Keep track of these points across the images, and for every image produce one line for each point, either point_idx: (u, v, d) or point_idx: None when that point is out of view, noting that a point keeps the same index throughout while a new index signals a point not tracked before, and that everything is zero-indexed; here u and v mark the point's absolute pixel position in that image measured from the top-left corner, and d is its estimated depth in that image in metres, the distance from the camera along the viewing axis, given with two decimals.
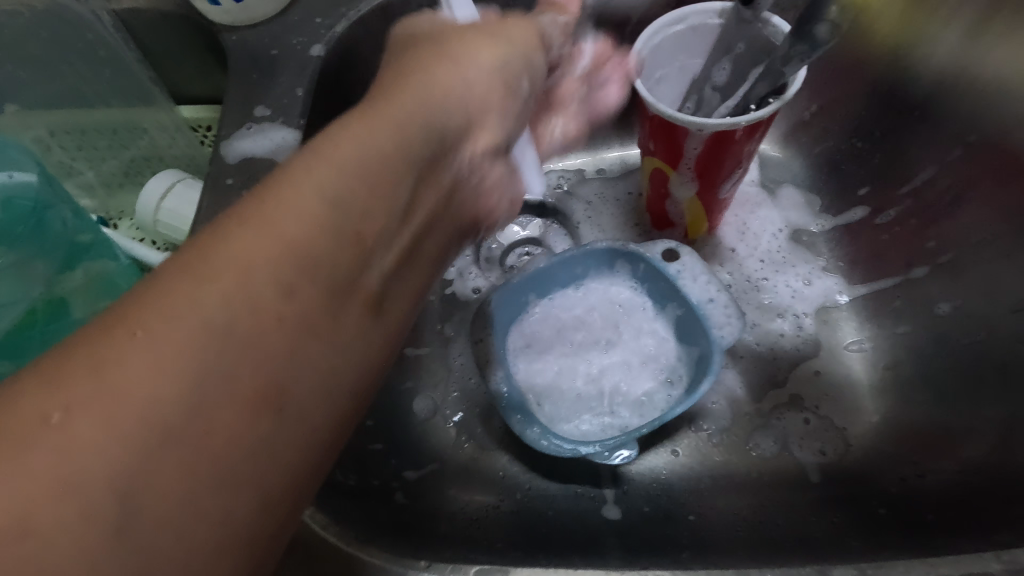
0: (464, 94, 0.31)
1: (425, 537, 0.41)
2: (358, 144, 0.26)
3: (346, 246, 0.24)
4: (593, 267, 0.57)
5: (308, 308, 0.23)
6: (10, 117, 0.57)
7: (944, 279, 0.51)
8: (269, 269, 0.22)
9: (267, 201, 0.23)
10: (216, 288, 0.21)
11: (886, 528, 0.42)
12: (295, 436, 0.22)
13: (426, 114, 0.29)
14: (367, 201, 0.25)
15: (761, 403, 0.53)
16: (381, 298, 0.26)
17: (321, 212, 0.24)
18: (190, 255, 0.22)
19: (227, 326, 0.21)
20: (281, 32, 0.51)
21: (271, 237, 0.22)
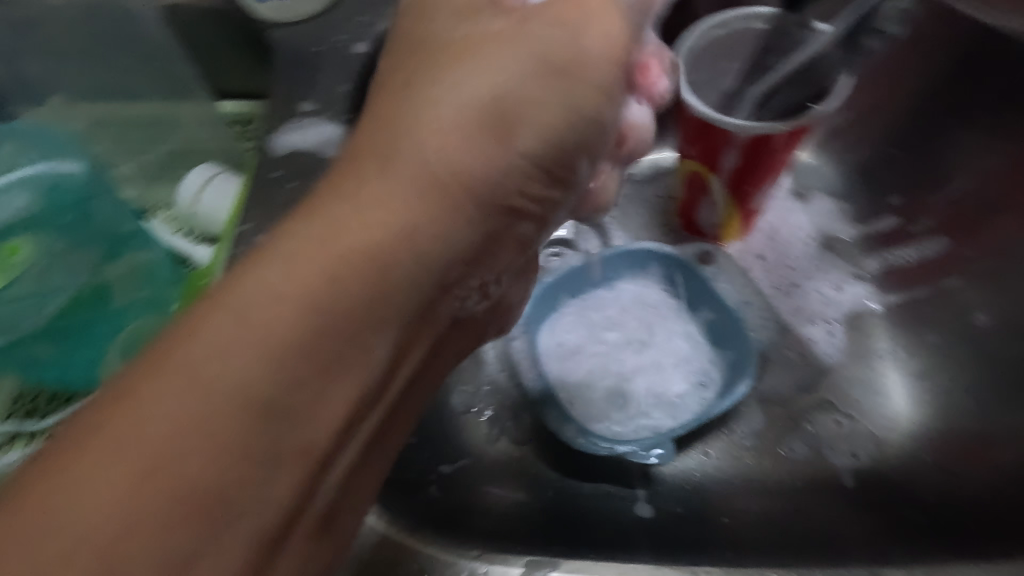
0: (421, 220, 0.27)
1: (461, 530, 0.42)
2: (318, 296, 0.25)
3: (296, 424, 0.24)
4: (627, 267, 0.57)
5: (257, 495, 0.23)
6: (56, 108, 0.60)
7: (983, 288, 0.50)
8: (192, 483, 0.22)
9: (199, 372, 0.23)
10: (137, 480, 0.22)
11: (928, 536, 0.42)
12: None
13: (376, 267, 0.26)
14: (317, 387, 0.25)
15: (793, 406, 0.53)
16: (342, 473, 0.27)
17: (274, 393, 0.24)
18: (93, 450, 0.22)
19: (133, 527, 0.21)
20: (325, 29, 0.51)
21: (207, 420, 0.23)
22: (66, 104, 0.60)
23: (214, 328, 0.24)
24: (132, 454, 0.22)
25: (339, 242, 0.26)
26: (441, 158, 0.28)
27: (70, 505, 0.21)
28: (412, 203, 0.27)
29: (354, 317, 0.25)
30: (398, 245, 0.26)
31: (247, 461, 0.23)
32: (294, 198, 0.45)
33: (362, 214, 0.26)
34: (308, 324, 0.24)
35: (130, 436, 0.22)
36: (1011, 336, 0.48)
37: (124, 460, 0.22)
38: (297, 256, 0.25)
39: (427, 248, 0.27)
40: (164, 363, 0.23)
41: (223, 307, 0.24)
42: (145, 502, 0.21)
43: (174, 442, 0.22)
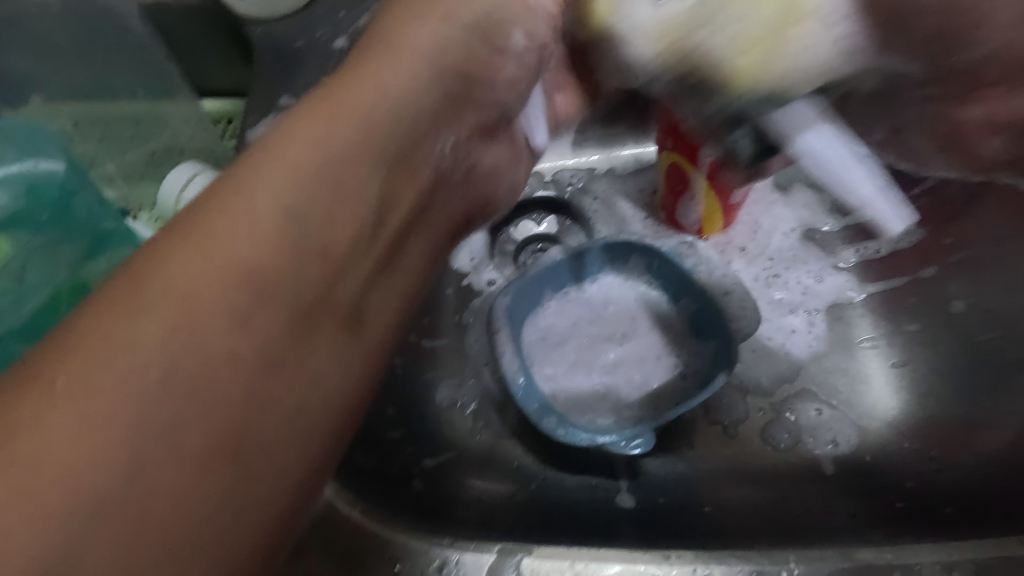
0: (397, 92, 0.31)
1: (443, 520, 0.42)
2: (306, 157, 0.27)
3: (299, 266, 0.26)
4: (607, 261, 0.57)
5: (269, 324, 0.25)
6: (37, 107, 0.59)
7: (960, 279, 0.51)
8: (215, 306, 0.23)
9: (206, 220, 0.25)
10: (157, 320, 0.22)
11: (906, 517, 0.43)
12: (265, 474, 0.24)
13: (366, 121, 0.29)
14: (319, 218, 0.27)
15: (773, 396, 0.54)
16: (352, 314, 0.28)
17: (272, 233, 0.25)
18: (120, 289, 0.23)
19: (166, 363, 0.22)
20: (304, 25, 0.52)
21: (213, 264, 0.24)
22: (46, 104, 0.59)
23: (221, 196, 0.26)
24: (143, 307, 0.22)
25: (316, 118, 0.28)
26: (395, 59, 0.32)
27: (103, 359, 0.21)
28: (371, 86, 0.30)
29: (339, 170, 0.28)
30: (369, 116, 0.30)
31: (257, 294, 0.24)
32: None
33: (334, 98, 0.30)
34: (301, 174, 0.27)
35: (145, 292, 0.23)
36: (988, 324, 0.49)
37: (146, 298, 0.23)
38: (283, 133, 0.28)
39: (392, 116, 0.30)
40: (178, 236, 0.24)
41: (231, 181, 0.26)
42: (167, 342, 0.22)
43: (187, 282, 0.23)
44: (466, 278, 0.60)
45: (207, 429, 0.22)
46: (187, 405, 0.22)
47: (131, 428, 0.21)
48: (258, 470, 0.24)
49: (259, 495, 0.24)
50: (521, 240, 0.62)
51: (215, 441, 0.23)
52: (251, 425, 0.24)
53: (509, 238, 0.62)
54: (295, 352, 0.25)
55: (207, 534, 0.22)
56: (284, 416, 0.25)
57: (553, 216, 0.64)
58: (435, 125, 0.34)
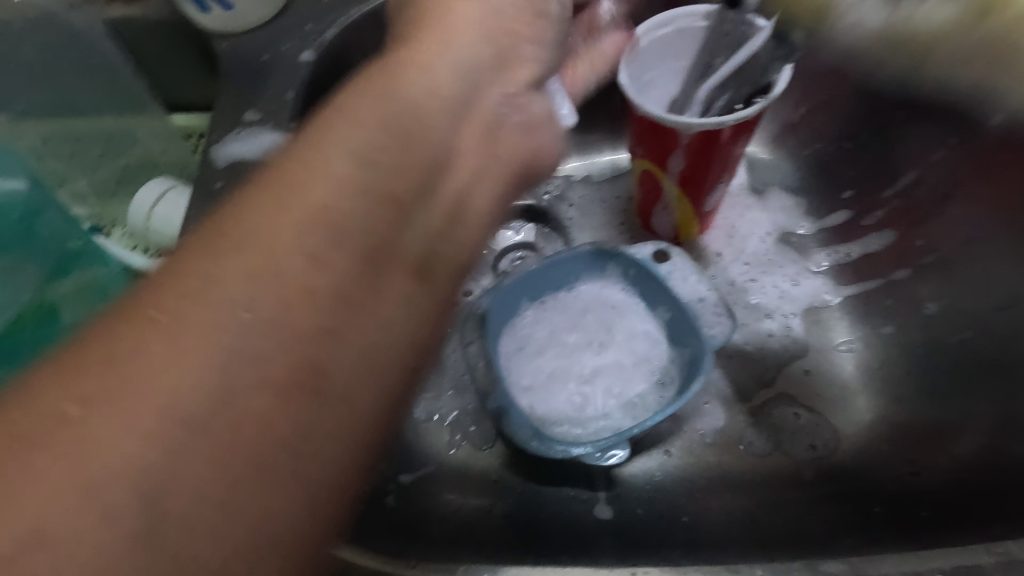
0: (461, 43, 0.31)
1: (415, 540, 0.41)
2: (374, 108, 0.27)
3: (370, 209, 0.25)
4: (584, 269, 0.57)
5: (343, 265, 0.24)
6: (3, 125, 0.57)
7: (933, 280, 0.51)
8: (293, 241, 0.23)
9: (290, 167, 0.25)
10: (238, 257, 0.23)
11: (881, 526, 0.42)
12: (342, 416, 0.23)
13: (430, 70, 0.29)
14: (389, 158, 0.26)
15: (751, 401, 0.53)
16: (423, 262, 0.27)
17: (344, 177, 0.25)
18: (213, 232, 0.24)
19: (252, 297, 0.22)
20: (271, 39, 0.51)
21: (292, 206, 0.24)
22: (13, 122, 0.57)
23: (300, 145, 0.26)
24: (233, 245, 0.23)
25: (385, 73, 0.29)
26: (455, 17, 0.32)
27: (191, 296, 0.22)
28: (434, 42, 0.30)
29: (406, 109, 0.28)
30: (430, 67, 0.29)
31: (331, 236, 0.24)
32: None
33: (400, 54, 0.30)
34: (373, 117, 0.27)
35: (235, 233, 0.24)
36: (959, 324, 0.48)
37: (236, 237, 0.23)
38: (355, 87, 0.28)
39: (451, 68, 0.30)
40: (261, 183, 0.25)
41: (309, 133, 0.27)
42: (251, 280, 0.22)
43: (266, 224, 0.24)
44: None
45: (287, 365, 0.22)
46: (269, 338, 0.22)
47: (215, 354, 0.21)
48: (335, 411, 0.23)
49: (337, 431, 0.23)
50: (500, 249, 0.62)
51: (292, 377, 0.22)
52: (326, 363, 0.23)
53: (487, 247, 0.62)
54: (370, 289, 0.24)
55: (286, 474, 0.22)
56: (362, 359, 0.23)
57: (531, 225, 0.64)
58: (500, 78, 0.33)
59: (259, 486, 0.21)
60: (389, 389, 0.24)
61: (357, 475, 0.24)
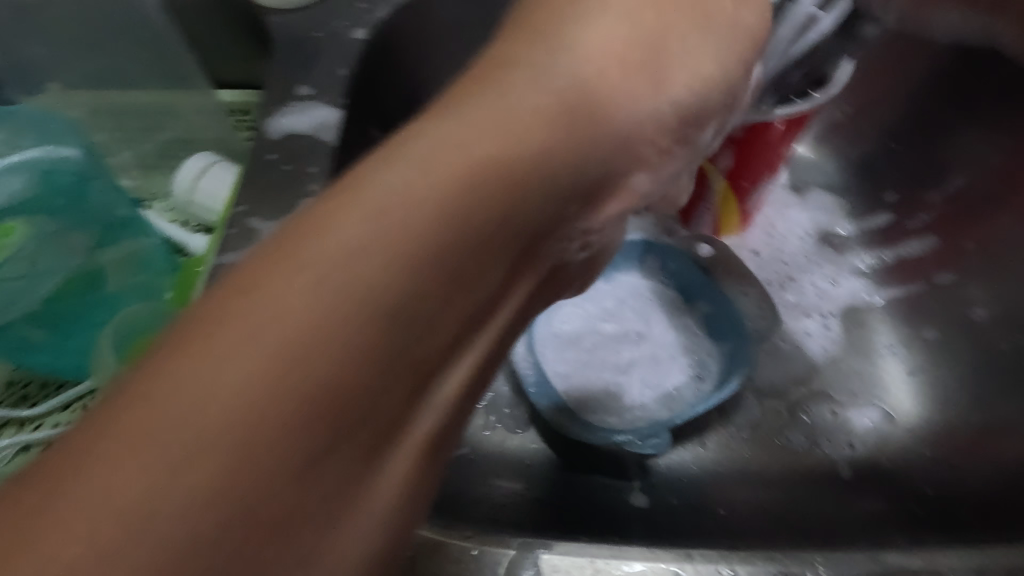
0: (542, 133, 0.22)
1: (457, 517, 0.41)
2: (409, 225, 0.19)
3: (384, 405, 0.18)
4: (624, 260, 0.56)
5: (347, 466, 0.18)
6: (55, 94, 0.59)
7: (983, 283, 0.50)
8: (261, 453, 0.16)
9: (268, 319, 0.17)
10: (177, 474, 0.16)
11: (927, 527, 0.41)
12: None
13: (497, 174, 0.21)
14: (422, 324, 0.19)
15: (788, 397, 0.53)
16: (428, 447, 0.22)
17: (349, 345, 0.18)
18: (130, 408, 0.16)
19: (182, 537, 0.16)
20: (323, 16, 0.51)
21: (256, 386, 0.17)
22: (63, 92, 0.59)
23: (288, 258, 0.19)
24: (162, 466, 0.16)
25: (428, 163, 0.20)
26: (543, 83, 0.24)
27: (93, 512, 0.15)
28: (514, 119, 0.22)
29: (460, 246, 0.20)
30: (505, 170, 0.21)
31: (326, 443, 0.17)
32: (289, 180, 0.45)
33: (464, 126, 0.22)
34: (405, 257, 0.19)
35: (157, 427, 0.16)
36: (1011, 330, 0.47)
37: (170, 427, 0.16)
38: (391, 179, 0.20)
39: (545, 174, 0.22)
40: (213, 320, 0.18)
41: (297, 248, 0.19)
42: (188, 507, 0.16)
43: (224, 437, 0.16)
44: None
45: None
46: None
47: None
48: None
49: None
50: None
51: None
52: None
53: None
54: (348, 513, 0.19)
55: None
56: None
57: None
58: (601, 183, 0.25)
59: None
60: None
61: None
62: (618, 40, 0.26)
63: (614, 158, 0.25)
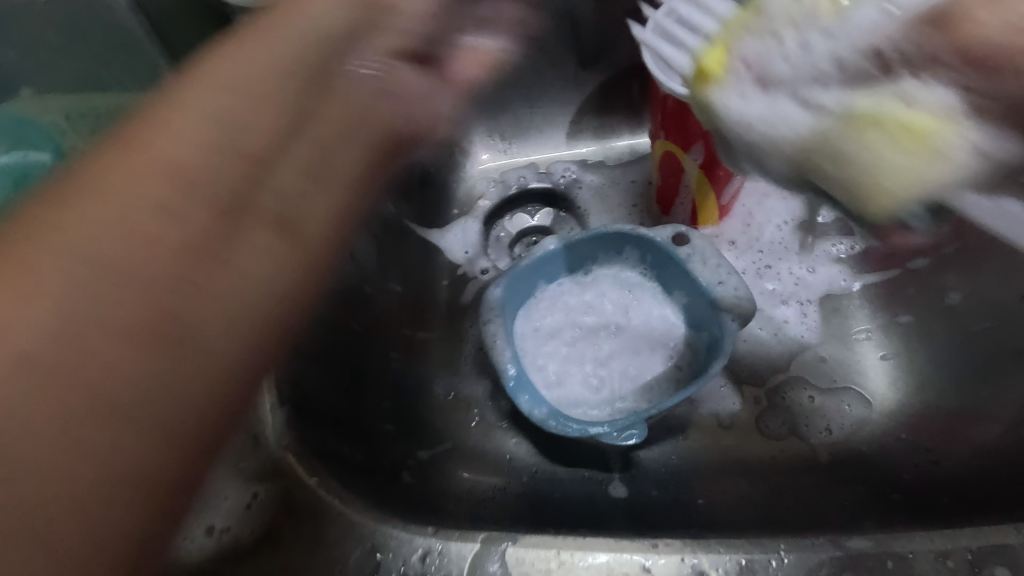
0: (335, 14, 0.27)
1: (433, 513, 0.42)
2: (241, 64, 0.25)
3: (230, 164, 0.22)
4: (601, 252, 0.56)
5: (204, 227, 0.21)
6: (25, 100, 0.56)
7: (958, 269, 0.49)
8: (144, 194, 0.21)
9: (172, 120, 0.23)
10: (86, 215, 0.20)
11: (898, 511, 0.42)
12: (195, 386, 0.20)
13: (316, 25, 0.27)
14: (249, 117, 0.23)
15: (766, 384, 0.53)
16: (281, 218, 0.23)
17: (204, 128, 0.23)
18: (80, 180, 0.21)
19: (103, 261, 0.20)
20: None
21: (150, 164, 0.21)
22: (36, 96, 0.56)
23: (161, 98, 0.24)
24: (70, 247, 0.20)
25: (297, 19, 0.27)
26: None
27: (20, 303, 0.19)
28: (296, 7, 0.27)
29: (264, 76, 0.25)
30: (302, 37, 0.26)
31: (181, 191, 0.21)
32: None
33: (287, 5, 0.27)
34: (259, 75, 0.24)
35: (87, 191, 0.21)
36: (984, 313, 0.47)
37: (100, 195, 0.21)
38: (228, 43, 0.25)
39: (324, 31, 0.27)
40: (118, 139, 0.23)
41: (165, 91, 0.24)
42: (93, 235, 0.20)
43: (108, 191, 0.21)
44: (459, 268, 0.60)
45: (128, 329, 0.19)
46: (97, 309, 0.19)
47: (39, 333, 0.19)
48: (185, 385, 0.20)
49: (183, 408, 0.20)
50: (515, 233, 0.63)
51: (141, 325, 0.20)
52: (185, 328, 0.20)
53: (503, 230, 0.63)
54: (217, 236, 0.21)
55: (100, 491, 0.18)
56: (225, 305, 0.21)
57: (548, 209, 0.65)
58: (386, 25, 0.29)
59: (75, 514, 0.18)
60: (270, 345, 0.22)
61: (185, 474, 0.20)
62: None
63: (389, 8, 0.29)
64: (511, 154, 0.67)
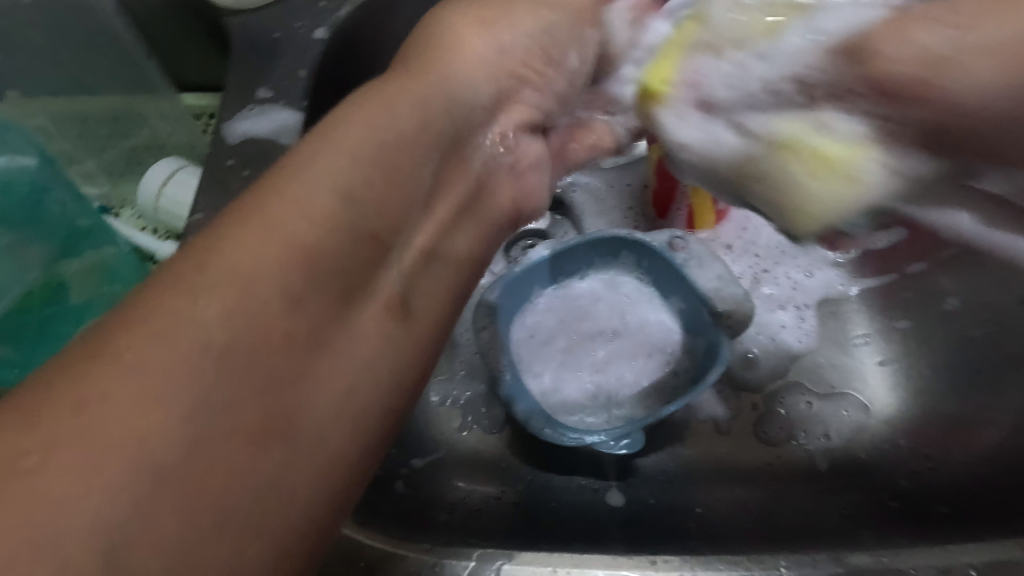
0: (460, 90, 0.33)
1: (426, 527, 0.41)
2: (363, 141, 0.28)
3: (352, 247, 0.26)
4: (597, 257, 0.56)
5: (325, 306, 0.25)
6: (13, 105, 0.56)
7: (957, 273, 0.49)
8: (275, 273, 0.24)
9: (297, 197, 0.25)
10: (221, 294, 0.23)
11: (896, 519, 0.41)
12: (328, 447, 0.24)
13: (426, 105, 0.31)
14: (371, 202, 0.27)
15: (763, 390, 0.53)
16: (400, 300, 0.28)
17: (325, 206, 0.26)
18: (209, 245, 0.24)
19: (229, 334, 0.22)
20: (283, 16, 0.50)
21: (277, 240, 0.24)
22: (22, 101, 0.57)
23: (290, 171, 0.27)
24: (193, 322, 0.22)
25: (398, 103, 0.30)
26: (432, 65, 0.33)
27: (161, 356, 0.21)
28: (418, 87, 0.31)
29: (390, 156, 0.29)
30: (418, 114, 0.30)
31: (312, 273, 0.25)
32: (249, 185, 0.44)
33: (393, 89, 0.31)
34: (367, 159, 0.28)
35: (211, 267, 0.23)
36: (981, 318, 0.48)
37: (230, 259, 0.23)
38: (340, 121, 0.29)
39: (429, 115, 0.31)
40: (250, 204, 0.25)
41: (289, 161, 0.27)
42: (228, 315, 0.22)
43: (238, 263, 0.23)
44: None
45: (266, 400, 0.22)
46: (244, 365, 0.22)
47: (194, 389, 0.21)
48: (314, 452, 0.23)
49: (310, 482, 0.23)
50: (511, 237, 0.62)
51: (272, 414, 0.22)
52: (305, 406, 0.23)
53: None
54: (339, 317, 0.25)
55: (258, 517, 0.21)
56: (344, 391, 0.25)
57: (543, 212, 0.64)
58: (480, 116, 0.34)
59: (218, 549, 0.20)
60: (384, 421, 0.26)
61: (323, 529, 0.23)
62: (474, 50, 0.35)
63: (484, 104, 0.34)
64: None
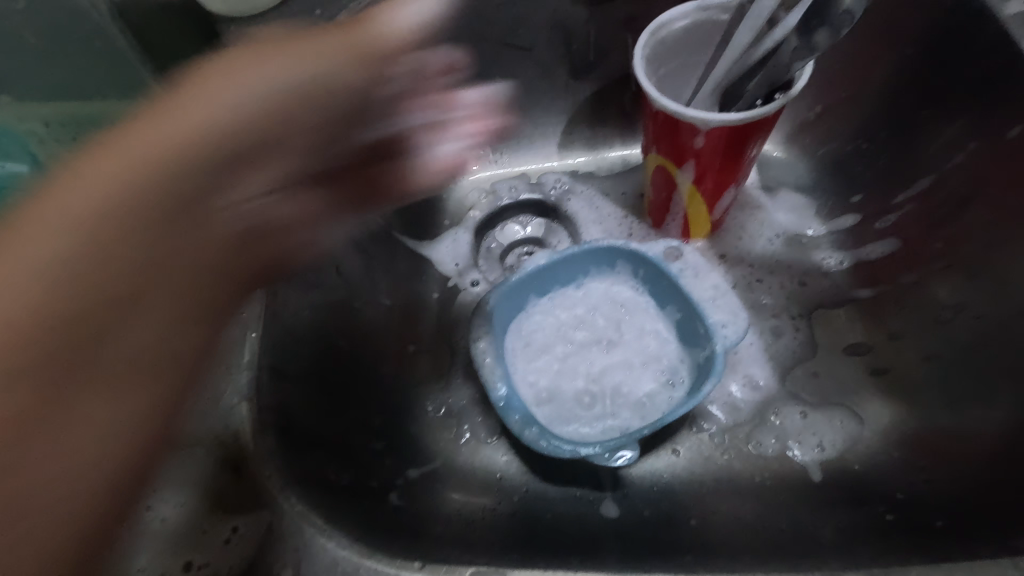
0: (255, 95, 0.32)
1: (421, 539, 0.40)
2: (169, 135, 0.29)
3: (127, 236, 0.28)
4: (593, 266, 0.56)
5: (99, 300, 0.26)
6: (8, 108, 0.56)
7: (952, 281, 0.49)
8: (57, 255, 0.26)
9: (121, 182, 0.28)
10: (50, 261, 0.25)
11: (892, 533, 0.41)
12: (101, 412, 0.26)
13: (241, 103, 0.32)
14: (156, 194, 0.29)
15: (757, 399, 0.53)
16: (185, 288, 0.29)
17: (129, 202, 0.28)
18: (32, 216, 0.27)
19: (68, 302, 0.25)
20: (281, 23, 0.50)
21: (46, 223, 0.26)
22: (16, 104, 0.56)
23: (93, 159, 0.29)
24: (33, 285, 0.25)
25: (257, 96, 0.32)
26: (304, 46, 0.35)
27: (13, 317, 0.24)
28: (236, 88, 0.32)
29: (231, 150, 0.31)
30: (214, 120, 0.30)
31: (95, 257, 0.26)
32: None
33: (208, 80, 0.32)
34: (202, 153, 0.30)
35: (23, 232, 0.26)
36: (980, 331, 0.47)
37: (64, 239, 0.26)
38: (172, 109, 0.31)
39: (265, 115, 0.32)
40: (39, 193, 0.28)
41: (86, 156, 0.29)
42: (35, 286, 0.25)
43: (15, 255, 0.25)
44: (450, 280, 0.60)
45: (69, 370, 0.25)
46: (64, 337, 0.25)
47: (38, 354, 0.24)
48: (74, 426, 0.25)
49: (83, 451, 0.25)
50: (506, 244, 0.63)
51: (49, 393, 0.24)
52: (99, 370, 0.26)
53: (493, 242, 0.63)
54: (129, 305, 0.27)
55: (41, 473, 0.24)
56: (113, 373, 0.26)
57: (538, 220, 0.64)
58: (384, 117, 0.38)
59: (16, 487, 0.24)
60: (156, 408, 0.28)
61: (111, 489, 0.27)
62: (269, 69, 0.33)
63: (309, 95, 0.34)
64: (503, 164, 0.66)
